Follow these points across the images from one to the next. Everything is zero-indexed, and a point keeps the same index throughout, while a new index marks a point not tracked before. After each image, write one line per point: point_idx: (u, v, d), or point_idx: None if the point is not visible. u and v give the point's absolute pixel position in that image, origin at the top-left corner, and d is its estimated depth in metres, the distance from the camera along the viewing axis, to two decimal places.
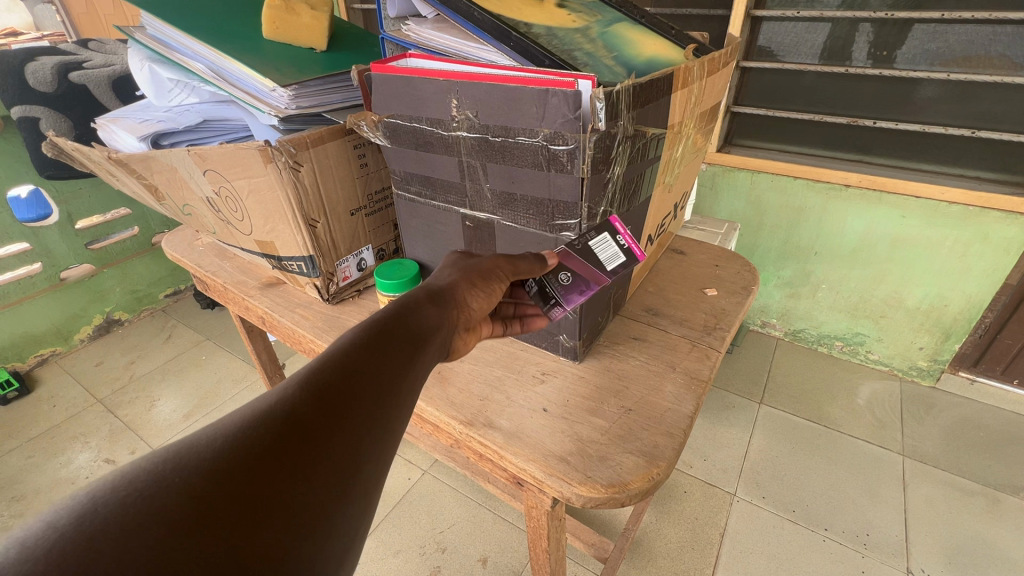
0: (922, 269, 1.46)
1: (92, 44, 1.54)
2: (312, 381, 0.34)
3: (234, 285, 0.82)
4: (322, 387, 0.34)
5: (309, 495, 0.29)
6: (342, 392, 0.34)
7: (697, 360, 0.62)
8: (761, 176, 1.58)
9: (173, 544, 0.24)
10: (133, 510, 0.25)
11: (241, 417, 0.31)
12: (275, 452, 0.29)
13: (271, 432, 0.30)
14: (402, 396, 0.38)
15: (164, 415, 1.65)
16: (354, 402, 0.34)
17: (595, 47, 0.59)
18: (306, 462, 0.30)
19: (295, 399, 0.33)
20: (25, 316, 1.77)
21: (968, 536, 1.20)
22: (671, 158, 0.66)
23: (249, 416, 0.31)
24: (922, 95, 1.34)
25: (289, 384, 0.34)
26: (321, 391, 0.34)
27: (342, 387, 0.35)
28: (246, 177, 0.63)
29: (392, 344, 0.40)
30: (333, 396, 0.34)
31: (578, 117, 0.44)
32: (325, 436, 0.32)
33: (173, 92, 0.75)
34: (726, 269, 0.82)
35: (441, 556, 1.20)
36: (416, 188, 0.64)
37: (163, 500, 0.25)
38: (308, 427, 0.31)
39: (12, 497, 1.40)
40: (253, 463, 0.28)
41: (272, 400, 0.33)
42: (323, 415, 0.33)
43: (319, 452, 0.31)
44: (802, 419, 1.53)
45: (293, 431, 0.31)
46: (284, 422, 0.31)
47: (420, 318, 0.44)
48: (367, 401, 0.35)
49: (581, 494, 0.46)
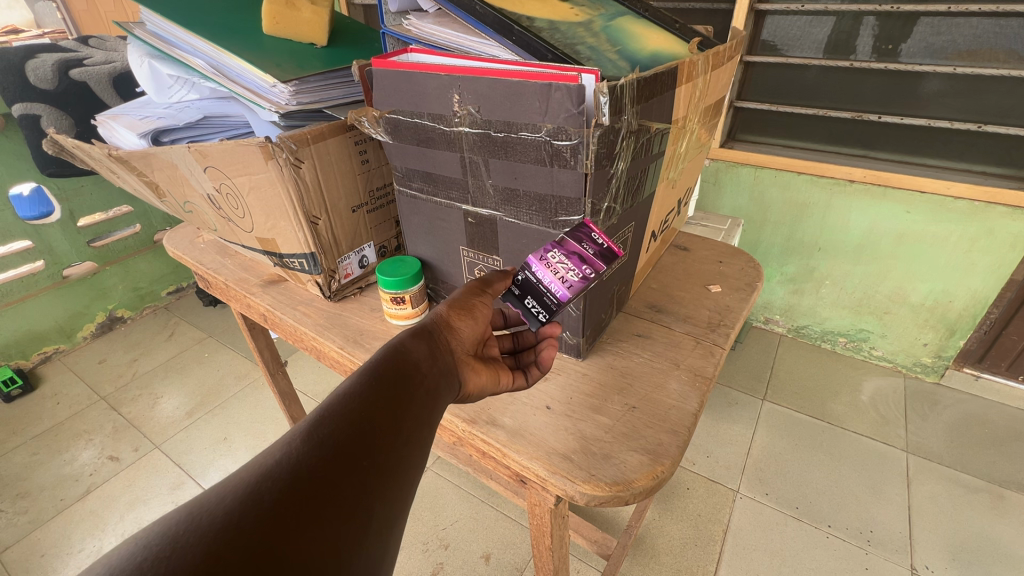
0: (927, 265, 1.45)
1: (92, 41, 1.53)
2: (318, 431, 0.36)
3: (236, 283, 0.82)
4: (328, 437, 0.36)
5: (327, 541, 0.32)
6: (347, 440, 0.36)
7: (701, 357, 0.62)
8: (764, 172, 1.57)
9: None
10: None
11: (250, 472, 0.33)
12: (290, 505, 0.31)
13: (283, 487, 0.32)
14: (405, 432, 0.40)
15: (167, 412, 1.65)
16: (360, 446, 0.36)
17: (598, 41, 0.58)
18: (321, 511, 0.32)
19: (302, 452, 0.34)
20: (28, 314, 1.78)
21: (973, 533, 1.19)
22: (675, 153, 0.65)
23: (258, 471, 0.33)
24: (927, 90, 1.33)
25: (296, 435, 0.36)
26: (326, 439, 0.36)
27: (347, 433, 0.36)
28: (247, 174, 0.62)
29: (394, 382, 0.41)
30: (339, 442, 0.36)
31: (581, 112, 0.43)
32: (336, 483, 0.34)
33: (172, 88, 0.74)
34: (730, 265, 0.82)
35: (444, 553, 1.20)
36: (418, 185, 0.63)
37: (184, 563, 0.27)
38: (318, 478, 0.33)
39: (17, 494, 1.41)
40: (270, 517, 0.30)
41: (280, 452, 0.34)
42: (331, 465, 0.34)
43: (332, 499, 0.33)
44: (806, 415, 1.53)
45: (304, 483, 0.33)
46: (293, 477, 0.33)
47: (419, 353, 0.45)
48: (373, 445, 0.37)
49: (585, 492, 0.46)
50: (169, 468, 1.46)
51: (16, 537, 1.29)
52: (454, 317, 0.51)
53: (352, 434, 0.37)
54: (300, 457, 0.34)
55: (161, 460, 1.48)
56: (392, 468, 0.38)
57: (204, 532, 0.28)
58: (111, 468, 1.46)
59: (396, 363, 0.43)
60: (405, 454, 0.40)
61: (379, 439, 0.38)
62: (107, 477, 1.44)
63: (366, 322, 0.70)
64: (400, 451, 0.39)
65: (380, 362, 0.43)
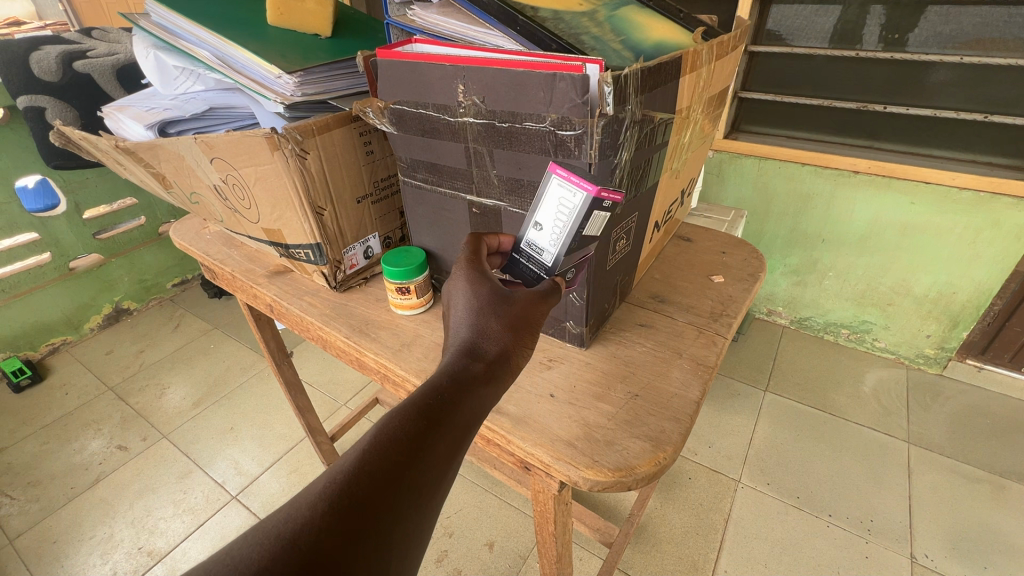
0: (931, 256, 1.45)
1: (95, 33, 1.53)
2: (346, 493, 0.31)
3: (241, 273, 0.83)
4: (356, 504, 0.31)
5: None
6: (377, 509, 0.31)
7: (703, 347, 0.62)
8: (768, 163, 1.56)
9: None
10: None
11: (261, 538, 0.28)
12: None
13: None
14: (436, 490, 0.35)
15: (174, 403, 1.67)
16: (389, 512, 0.32)
17: (603, 30, 0.58)
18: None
19: (324, 524, 0.29)
20: (36, 305, 1.79)
21: (973, 522, 1.20)
22: (679, 143, 0.65)
23: (267, 540, 0.27)
24: (933, 79, 1.32)
25: (320, 493, 0.30)
26: (355, 507, 0.30)
27: (378, 498, 0.32)
28: (253, 165, 0.63)
29: (441, 431, 0.36)
30: (366, 511, 0.31)
31: (585, 102, 0.44)
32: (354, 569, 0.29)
33: (178, 79, 0.75)
34: (733, 256, 0.82)
35: (448, 541, 1.22)
36: (423, 175, 0.64)
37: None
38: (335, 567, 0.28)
39: (29, 483, 1.43)
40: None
41: (299, 514, 0.29)
42: (352, 548, 0.29)
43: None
44: (807, 406, 1.53)
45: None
46: (308, 564, 0.27)
47: (473, 389, 0.39)
48: (399, 516, 0.32)
49: (588, 477, 0.46)
50: (178, 456, 1.48)
51: (28, 524, 1.32)
52: (516, 337, 0.44)
53: (383, 503, 0.32)
54: (319, 533, 0.28)
55: (169, 449, 1.50)
56: (415, 532, 0.34)
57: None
58: (120, 457, 1.48)
59: (457, 400, 0.38)
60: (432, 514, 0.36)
61: (409, 503, 0.33)
62: (116, 466, 1.46)
63: (371, 312, 0.71)
64: (427, 512, 0.35)
65: (429, 397, 0.37)
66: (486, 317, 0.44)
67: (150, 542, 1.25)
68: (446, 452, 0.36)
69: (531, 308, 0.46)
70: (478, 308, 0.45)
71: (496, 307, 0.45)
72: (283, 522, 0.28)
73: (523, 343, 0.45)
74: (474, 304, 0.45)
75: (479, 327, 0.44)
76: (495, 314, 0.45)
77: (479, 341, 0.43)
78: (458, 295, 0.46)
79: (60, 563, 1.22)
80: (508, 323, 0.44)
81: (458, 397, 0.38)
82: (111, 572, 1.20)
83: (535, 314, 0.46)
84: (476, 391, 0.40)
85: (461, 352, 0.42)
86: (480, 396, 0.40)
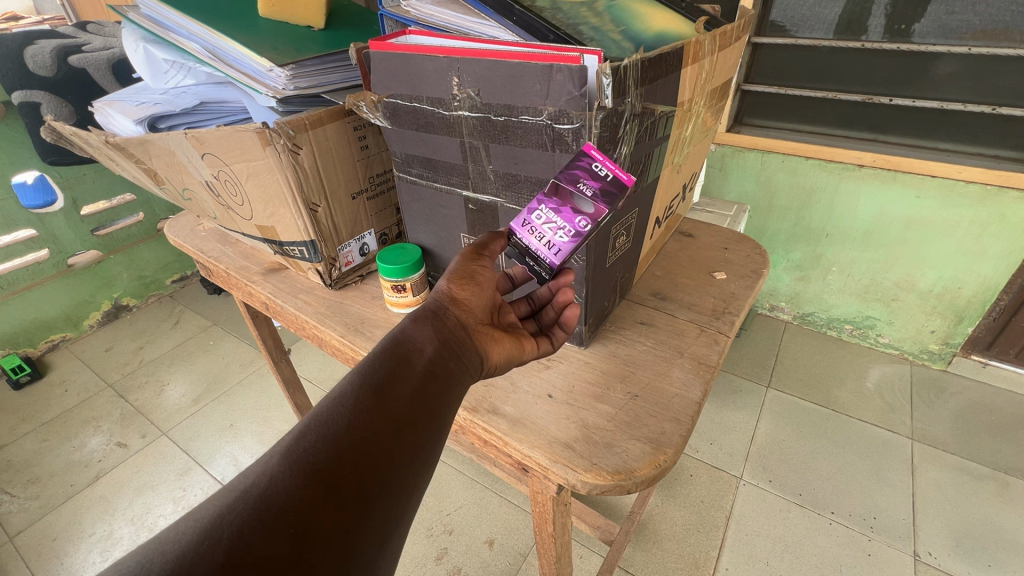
0: (936, 251, 1.43)
1: (91, 27, 1.51)
2: (297, 447, 0.35)
3: (236, 271, 0.81)
4: (307, 451, 0.35)
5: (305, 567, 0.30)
6: (328, 450, 0.35)
7: (705, 345, 0.61)
8: (771, 157, 1.55)
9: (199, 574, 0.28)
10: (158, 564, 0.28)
11: (224, 496, 0.33)
12: (263, 535, 0.30)
13: (250, 518, 0.30)
14: (397, 430, 0.38)
15: (174, 400, 1.66)
16: (348, 453, 0.36)
17: (602, 20, 0.57)
18: (298, 537, 0.31)
19: (277, 473, 0.33)
20: (34, 302, 1.79)
21: (977, 520, 1.19)
22: (680, 137, 0.64)
23: (228, 495, 0.32)
24: (940, 71, 1.30)
25: (274, 453, 0.35)
26: (309, 453, 0.35)
27: (329, 442, 0.35)
28: (245, 161, 0.61)
29: (385, 376, 0.40)
30: (322, 454, 0.35)
31: (583, 94, 0.42)
32: (312, 502, 0.32)
33: (168, 73, 0.73)
34: (735, 252, 0.80)
35: (448, 538, 1.21)
36: (418, 170, 0.62)
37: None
38: (292, 503, 0.32)
39: (28, 480, 1.43)
40: (238, 553, 0.29)
41: (257, 472, 0.34)
42: (306, 486, 0.33)
43: (315, 520, 0.32)
44: (810, 402, 1.52)
45: (274, 512, 0.31)
46: (263, 503, 0.31)
47: (412, 338, 0.44)
48: (356, 454, 0.36)
49: (586, 480, 0.45)
50: (177, 454, 1.47)
51: (28, 521, 1.32)
52: (456, 288, 0.48)
53: (334, 446, 0.35)
54: (272, 481, 0.33)
55: (168, 446, 1.49)
56: (383, 469, 0.36)
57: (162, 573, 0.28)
58: (120, 455, 1.48)
59: (401, 356, 0.42)
60: (403, 451, 0.38)
61: (367, 442, 0.37)
62: (116, 463, 1.45)
63: (367, 310, 0.70)
64: (395, 450, 0.38)
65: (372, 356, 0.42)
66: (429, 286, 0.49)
67: None
68: (395, 392, 0.40)
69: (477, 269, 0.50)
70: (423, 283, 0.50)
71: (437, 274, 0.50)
72: (244, 481, 0.33)
73: (467, 290, 0.49)
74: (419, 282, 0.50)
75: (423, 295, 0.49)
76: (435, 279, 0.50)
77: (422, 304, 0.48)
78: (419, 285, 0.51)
79: (60, 561, 1.22)
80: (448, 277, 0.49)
81: (398, 347, 0.43)
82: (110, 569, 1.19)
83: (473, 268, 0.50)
84: (416, 339, 0.44)
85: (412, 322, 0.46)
86: (420, 342, 0.44)
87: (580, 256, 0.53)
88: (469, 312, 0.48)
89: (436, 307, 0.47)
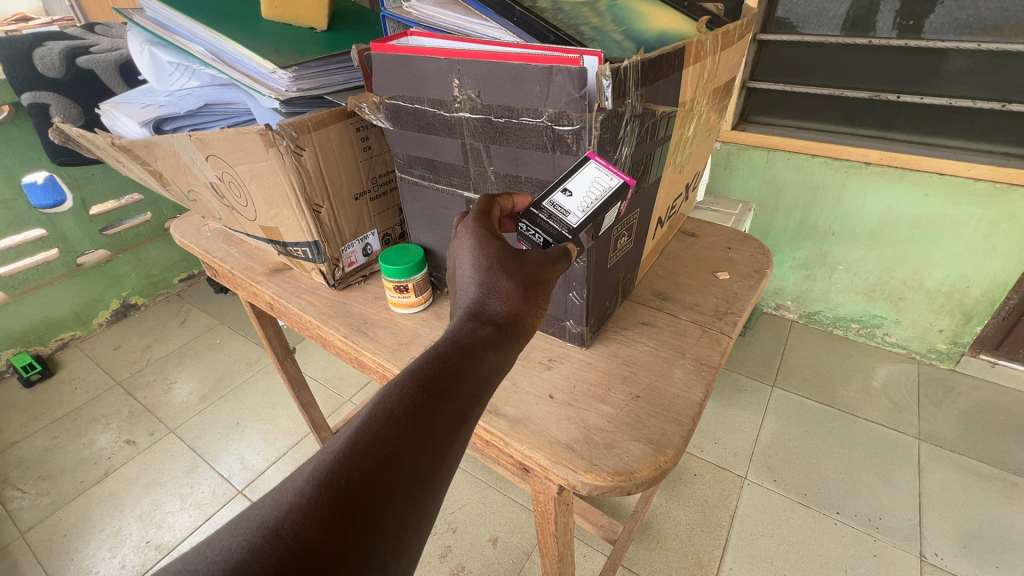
0: (944, 249, 1.41)
1: (99, 29, 1.53)
2: (336, 476, 0.29)
3: (241, 271, 0.82)
4: (348, 487, 0.29)
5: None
6: (372, 492, 0.29)
7: (707, 346, 0.61)
8: (777, 154, 1.54)
9: None
10: None
11: (244, 531, 0.26)
12: None
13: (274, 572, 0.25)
14: (442, 469, 0.34)
15: (181, 397, 1.68)
16: (390, 492, 0.30)
17: (604, 20, 0.56)
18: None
19: (313, 512, 0.27)
20: (44, 301, 1.81)
21: (985, 521, 1.18)
22: (683, 137, 0.64)
23: (252, 531, 0.26)
24: (950, 67, 1.28)
25: (307, 479, 0.29)
26: (347, 488, 0.29)
27: (375, 477, 0.30)
28: (248, 162, 0.62)
29: (444, 403, 0.35)
30: (363, 491, 0.29)
31: (584, 96, 0.42)
32: (349, 561, 0.27)
33: (173, 75, 0.73)
34: (739, 252, 0.80)
35: (452, 536, 1.22)
36: (420, 171, 0.63)
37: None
38: (326, 561, 0.26)
39: (40, 476, 1.45)
40: None
41: (285, 502, 0.28)
42: (343, 537, 0.27)
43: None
44: (815, 402, 1.51)
45: (305, 573, 0.25)
46: (295, 555, 0.26)
47: (476, 356, 0.37)
48: (397, 499, 0.30)
49: (586, 482, 0.45)
50: (184, 451, 1.49)
51: (39, 517, 1.34)
52: (520, 293, 0.42)
53: (376, 482, 0.30)
54: (307, 524, 0.27)
55: (176, 444, 1.51)
56: (419, 514, 0.32)
57: None
58: (128, 452, 1.50)
59: (460, 369, 0.36)
60: (439, 497, 0.34)
61: (411, 481, 0.31)
62: (124, 461, 1.47)
63: (370, 310, 0.70)
64: (433, 497, 0.33)
65: (430, 367, 0.36)
66: (496, 280, 0.42)
67: (157, 536, 1.27)
68: (449, 427, 0.34)
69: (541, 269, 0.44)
70: (488, 264, 0.42)
71: (507, 265, 0.43)
72: (268, 514, 0.27)
73: (534, 306, 0.43)
74: (482, 261, 0.42)
75: (486, 289, 0.42)
76: (504, 277, 0.42)
77: (486, 306, 0.41)
78: (468, 254, 0.43)
79: (70, 557, 1.23)
80: (520, 280, 0.42)
81: (460, 366, 0.36)
82: (119, 565, 1.21)
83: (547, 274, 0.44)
84: (481, 360, 0.37)
85: (465, 318, 0.40)
86: (485, 366, 0.37)
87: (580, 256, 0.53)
88: (530, 333, 0.42)
89: (496, 306, 0.41)
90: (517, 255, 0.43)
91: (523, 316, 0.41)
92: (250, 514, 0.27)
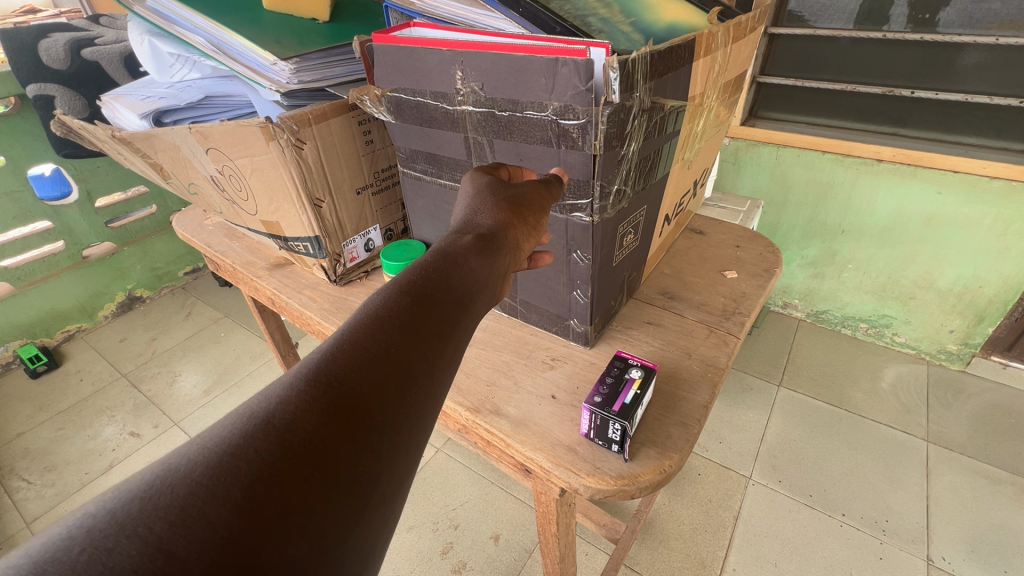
0: (956, 248, 1.39)
1: (104, 21, 1.53)
2: (325, 371, 0.29)
3: (243, 266, 0.82)
4: (335, 380, 0.29)
5: (330, 527, 0.25)
6: (362, 384, 0.29)
7: (713, 347, 0.59)
8: (786, 151, 1.52)
9: (231, 527, 0.22)
10: (153, 513, 0.22)
11: (236, 422, 0.26)
12: (280, 481, 0.24)
13: (267, 457, 0.25)
14: (434, 371, 0.34)
15: (185, 390, 1.69)
16: (380, 387, 0.30)
17: (612, 11, 0.55)
18: (325, 487, 0.25)
19: (301, 402, 0.27)
20: (51, 292, 1.82)
21: (993, 525, 1.16)
22: (691, 132, 0.62)
23: (242, 421, 0.26)
24: (965, 62, 1.25)
25: (295, 375, 0.29)
26: (335, 380, 0.29)
27: (363, 371, 0.30)
28: (249, 155, 0.61)
29: (429, 306, 0.35)
30: (351, 385, 0.29)
31: (590, 89, 0.40)
32: (345, 445, 0.27)
33: (173, 66, 0.74)
34: (747, 249, 0.79)
35: (454, 533, 1.22)
36: (422, 166, 0.62)
37: (123, 569, 0.20)
38: (321, 447, 0.26)
39: (45, 467, 1.46)
40: (256, 498, 0.23)
41: (274, 397, 0.28)
42: (333, 426, 0.27)
43: (342, 464, 0.27)
44: (822, 402, 1.50)
45: (301, 459, 0.25)
46: (284, 439, 0.25)
47: (459, 265, 0.39)
48: (392, 392, 0.30)
49: (588, 485, 0.45)
50: None
51: (44, 508, 1.34)
52: (510, 215, 0.44)
53: (366, 371, 0.30)
54: (297, 412, 0.27)
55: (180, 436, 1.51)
56: (417, 413, 0.32)
57: (167, 514, 0.22)
58: (133, 444, 1.51)
59: (445, 279, 0.37)
60: (433, 403, 0.34)
61: (401, 378, 0.31)
62: (128, 452, 1.48)
63: None
64: (427, 400, 0.33)
65: (415, 277, 0.37)
66: (481, 201, 0.45)
67: None
68: (437, 328, 0.35)
69: (532, 192, 0.46)
70: (476, 193, 0.45)
71: (493, 191, 0.45)
72: (257, 406, 0.27)
73: (523, 222, 0.45)
74: (472, 193, 0.46)
75: (472, 210, 0.44)
76: (489, 200, 0.45)
77: (473, 221, 0.43)
78: (464, 191, 0.47)
79: None
80: (508, 202, 0.45)
81: (441, 274, 0.37)
82: None
83: (536, 199, 0.46)
84: (463, 268, 0.39)
85: (454, 234, 0.42)
86: (469, 273, 0.38)
87: (585, 255, 0.52)
88: (520, 247, 0.45)
89: (484, 223, 0.43)
90: (504, 185, 0.47)
91: (510, 229, 0.43)
92: (240, 410, 0.27)
